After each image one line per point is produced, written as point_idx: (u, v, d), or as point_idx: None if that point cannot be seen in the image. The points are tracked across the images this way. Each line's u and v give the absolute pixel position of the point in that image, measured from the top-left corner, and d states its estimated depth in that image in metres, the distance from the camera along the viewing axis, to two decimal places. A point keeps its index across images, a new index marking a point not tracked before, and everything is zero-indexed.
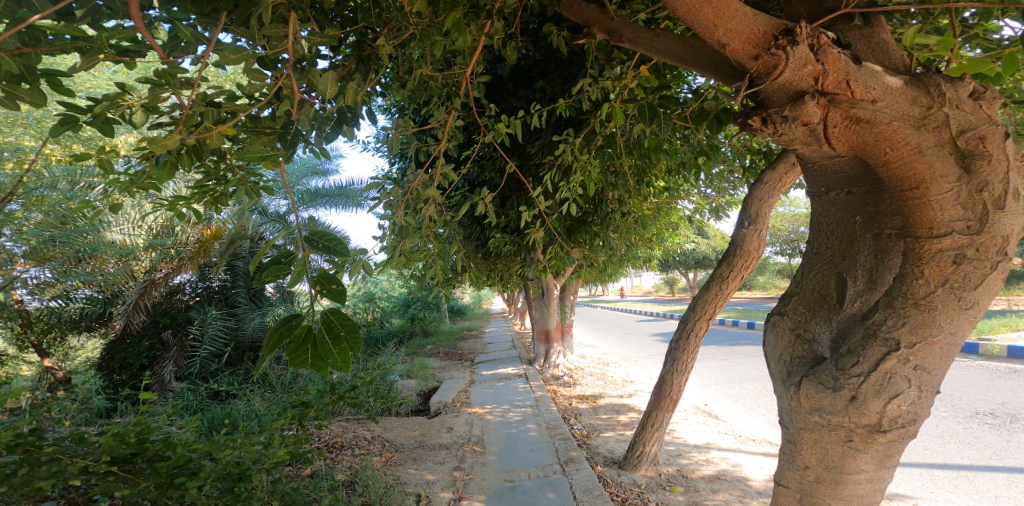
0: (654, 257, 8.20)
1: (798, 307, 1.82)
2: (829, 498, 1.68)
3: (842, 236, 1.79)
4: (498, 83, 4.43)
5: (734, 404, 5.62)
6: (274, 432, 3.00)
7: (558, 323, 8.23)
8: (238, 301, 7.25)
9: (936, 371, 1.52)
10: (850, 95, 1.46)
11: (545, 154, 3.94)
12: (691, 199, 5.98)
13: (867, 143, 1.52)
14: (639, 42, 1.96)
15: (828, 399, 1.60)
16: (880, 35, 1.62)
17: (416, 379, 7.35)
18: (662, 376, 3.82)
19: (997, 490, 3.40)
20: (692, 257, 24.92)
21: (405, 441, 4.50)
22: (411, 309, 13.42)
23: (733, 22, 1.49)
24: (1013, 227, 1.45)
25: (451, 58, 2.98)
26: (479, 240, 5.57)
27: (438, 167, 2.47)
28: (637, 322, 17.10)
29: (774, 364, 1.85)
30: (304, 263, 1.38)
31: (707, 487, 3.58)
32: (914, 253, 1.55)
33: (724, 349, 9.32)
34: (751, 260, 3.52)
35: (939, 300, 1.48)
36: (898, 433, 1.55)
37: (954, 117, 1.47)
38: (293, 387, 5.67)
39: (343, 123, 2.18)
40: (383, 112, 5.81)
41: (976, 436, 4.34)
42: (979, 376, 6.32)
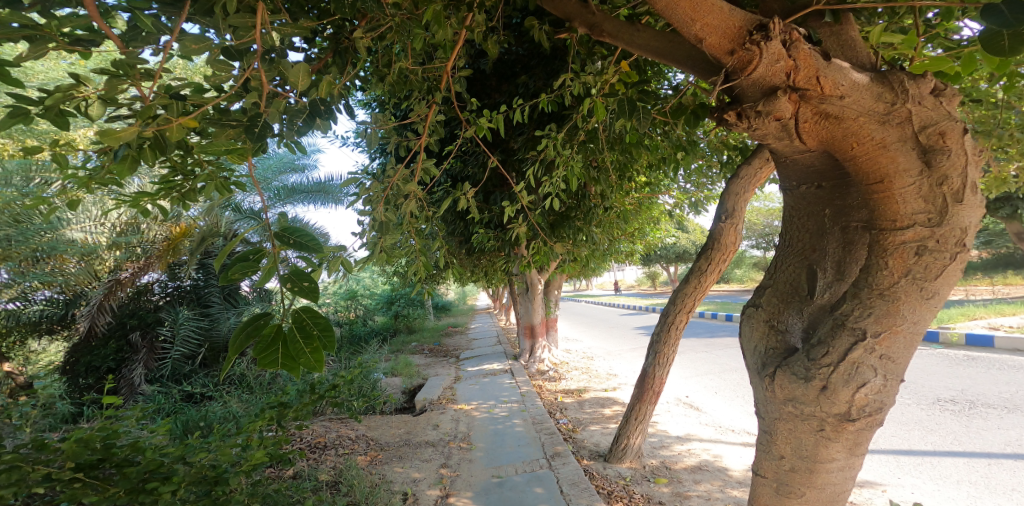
0: (637, 251, 8.26)
1: (772, 299, 1.85)
2: (804, 487, 1.72)
3: (813, 229, 1.83)
4: (480, 78, 4.41)
5: (715, 395, 5.70)
6: (251, 434, 2.96)
7: (542, 318, 8.27)
8: (211, 301, 7.29)
9: (900, 359, 1.57)
10: (819, 91, 1.48)
11: (528, 149, 3.94)
12: (671, 194, 6.06)
13: (835, 138, 1.55)
14: (620, 36, 1.99)
15: (800, 389, 1.64)
16: (849, 33, 1.65)
17: (400, 377, 7.33)
18: (645, 369, 3.87)
19: (960, 474, 3.52)
20: (672, 251, 25.26)
21: (390, 440, 4.48)
22: (395, 306, 13.37)
23: (711, 16, 1.50)
24: (969, 219, 1.50)
25: (433, 52, 2.95)
26: (462, 236, 5.55)
27: (419, 163, 2.45)
28: (620, 316, 17.30)
29: (749, 356, 1.88)
30: (275, 260, 1.37)
31: (690, 478, 3.64)
32: (879, 245, 1.59)
33: (704, 341, 9.48)
34: (729, 253, 3.56)
35: (902, 290, 1.53)
36: (866, 421, 1.60)
37: (917, 113, 1.50)
38: (273, 387, 5.61)
39: (316, 117, 2.10)
40: (363, 106, 5.74)
41: (939, 422, 4.49)
42: (942, 363, 6.56)
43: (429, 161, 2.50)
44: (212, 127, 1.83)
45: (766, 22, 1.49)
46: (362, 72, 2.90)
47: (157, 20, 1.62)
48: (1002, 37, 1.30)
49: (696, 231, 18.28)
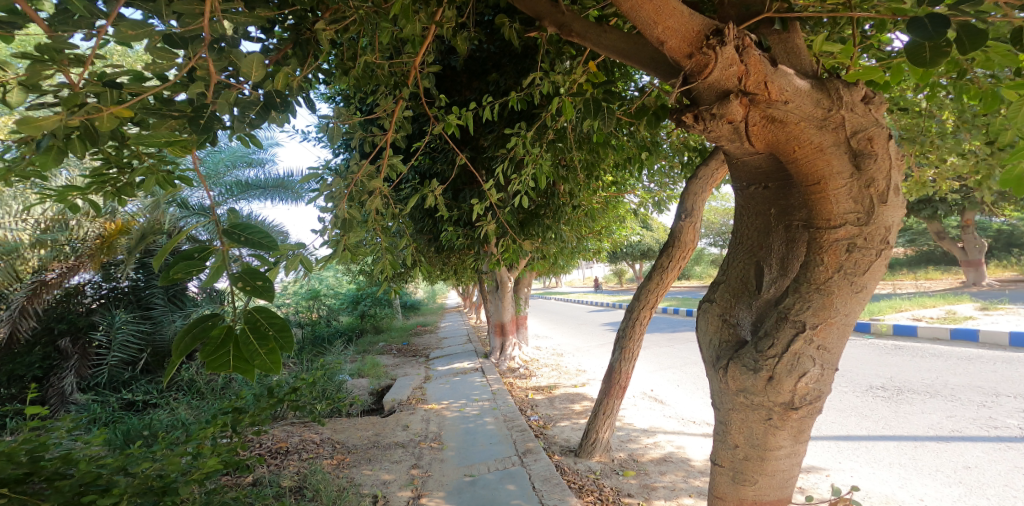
0: (603, 249, 8.38)
1: (725, 293, 1.92)
2: (756, 474, 1.79)
3: (760, 227, 1.90)
4: (450, 74, 4.39)
5: (678, 388, 5.84)
6: (202, 441, 2.88)
7: (512, 316, 8.30)
8: (154, 303, 7.01)
9: (835, 350, 1.66)
10: (767, 96, 1.53)
11: (498, 147, 3.94)
12: (636, 193, 6.16)
13: (779, 141, 1.61)
14: (588, 37, 2.01)
15: (750, 380, 1.70)
16: (795, 40, 1.73)
17: (368, 378, 7.26)
18: (611, 365, 3.95)
19: (889, 457, 3.73)
20: (637, 248, 25.72)
21: (358, 442, 4.44)
22: (360, 306, 13.23)
23: (671, 20, 1.54)
24: (893, 218, 1.59)
25: (402, 47, 2.92)
26: (431, 234, 5.53)
27: (384, 159, 2.43)
28: (586, 313, 17.55)
29: (705, 350, 1.94)
30: (223, 259, 1.32)
31: (656, 470, 3.72)
32: (816, 242, 1.67)
33: (668, 336, 9.72)
34: (688, 250, 3.65)
35: (835, 285, 1.62)
36: (808, 409, 1.67)
37: (849, 119, 1.59)
38: (227, 392, 5.45)
39: (271, 109, 2.05)
40: (326, 100, 5.62)
41: (871, 408, 4.73)
42: (871, 353, 6.89)
43: (396, 159, 2.48)
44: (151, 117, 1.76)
45: (722, 28, 1.54)
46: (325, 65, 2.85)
47: (91, 4, 1.56)
48: (924, 49, 1.38)
49: (658, 229, 18.53)
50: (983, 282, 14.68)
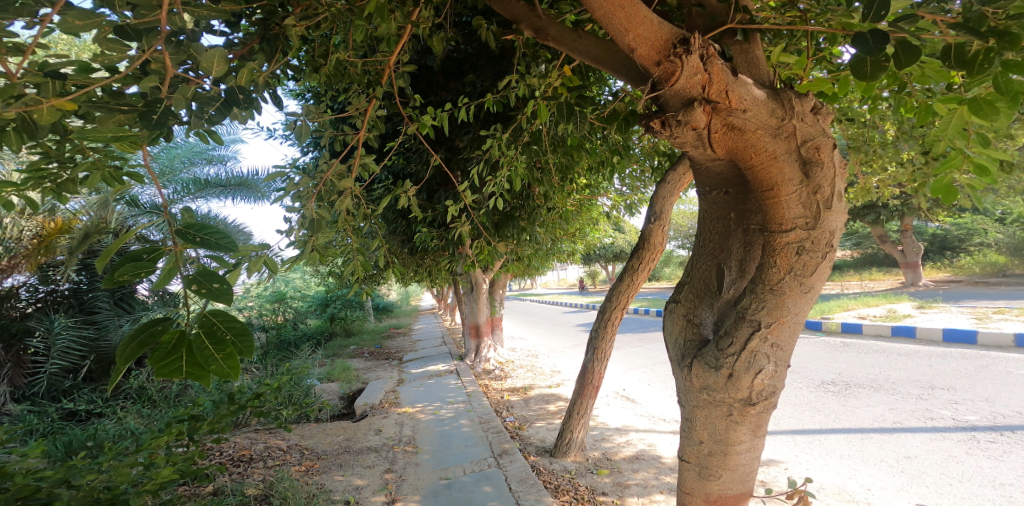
0: (578, 250, 8.43)
1: (689, 294, 1.97)
2: (719, 468, 1.85)
3: (721, 230, 1.95)
4: (426, 74, 4.37)
5: (650, 387, 5.93)
6: (154, 450, 2.79)
7: (487, 317, 8.31)
8: (98, 308, 6.79)
9: (788, 347, 1.74)
10: (728, 105, 1.58)
11: (473, 148, 3.94)
12: (608, 196, 6.24)
13: (737, 148, 1.66)
14: (564, 42, 2.03)
15: (712, 377, 1.76)
16: (756, 51, 1.78)
17: (338, 382, 7.16)
18: (584, 365, 4.00)
19: (839, 449, 3.86)
20: (610, 250, 26.00)
21: (327, 448, 4.38)
22: (330, 308, 13.07)
23: (642, 27, 1.58)
24: (837, 223, 1.68)
25: (376, 45, 2.89)
26: (404, 235, 5.50)
27: (356, 158, 2.39)
28: (560, 314, 17.67)
29: (671, 349, 1.99)
30: (175, 259, 1.31)
31: (629, 468, 3.78)
32: (770, 246, 1.73)
33: (639, 336, 9.85)
34: (657, 252, 3.72)
35: (787, 286, 1.69)
36: (764, 404, 1.74)
37: (802, 128, 1.66)
38: (181, 400, 5.28)
39: (232, 105, 1.99)
40: (295, 97, 5.53)
41: (823, 402, 4.89)
42: (821, 350, 7.11)
43: (368, 158, 2.46)
44: (97, 112, 1.68)
45: (689, 37, 1.58)
46: (296, 61, 2.80)
47: None
48: (865, 63, 1.46)
49: (629, 231, 18.73)
50: (922, 282, 15.35)
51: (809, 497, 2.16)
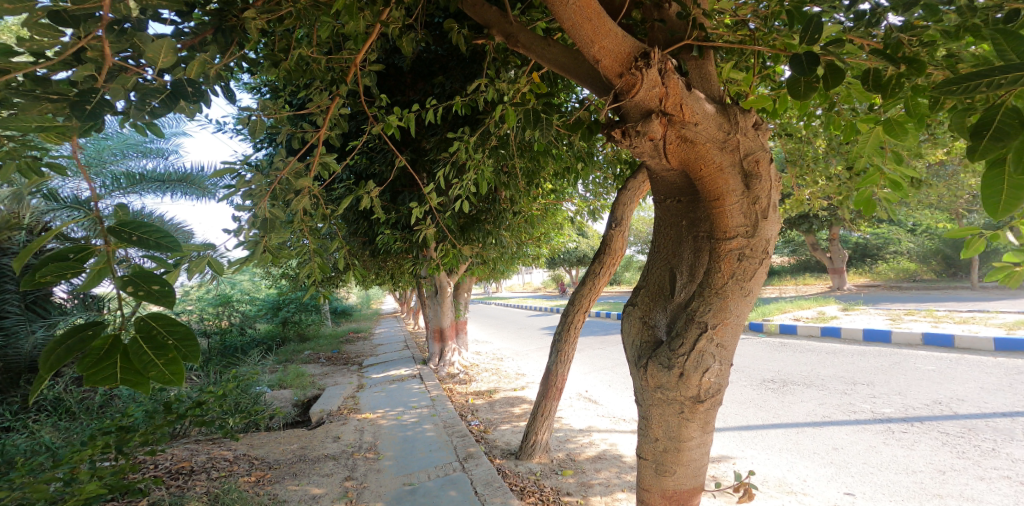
0: (543, 254, 8.51)
1: (644, 297, 2.03)
2: (673, 463, 1.92)
3: (673, 237, 2.03)
4: (395, 74, 4.34)
5: (611, 389, 6.03)
6: (77, 465, 2.64)
7: (451, 321, 8.29)
8: (6, 312, 5.92)
9: (731, 347, 1.83)
10: (681, 117, 1.65)
11: (440, 151, 3.94)
12: (572, 201, 6.33)
13: (688, 159, 1.73)
14: (533, 49, 2.05)
15: (665, 376, 1.82)
16: (708, 68, 1.87)
17: (291, 389, 7.00)
18: (548, 367, 4.05)
19: (777, 443, 4.04)
20: (574, 254, 26.35)
21: (281, 457, 4.27)
22: (282, 312, 12.76)
23: (607, 40, 1.63)
24: (772, 232, 1.79)
25: (343, 42, 2.85)
26: (365, 237, 5.42)
27: (315, 156, 2.31)
28: (523, 317, 17.78)
29: (628, 350, 2.05)
30: (105, 260, 1.26)
31: (592, 467, 3.84)
32: (717, 252, 1.82)
33: (600, 338, 10.02)
34: (618, 257, 3.81)
35: (730, 289, 1.78)
36: (712, 401, 1.82)
37: (746, 142, 1.74)
38: (104, 412, 5.02)
39: (180, 99, 1.84)
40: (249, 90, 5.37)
41: (763, 399, 5.11)
42: (762, 350, 7.39)
43: (329, 158, 2.37)
44: (20, 99, 1.58)
45: (649, 52, 1.64)
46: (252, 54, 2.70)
47: None
48: (799, 83, 1.55)
49: (591, 236, 18.99)
50: (844, 286, 16.38)
51: (753, 490, 2.32)
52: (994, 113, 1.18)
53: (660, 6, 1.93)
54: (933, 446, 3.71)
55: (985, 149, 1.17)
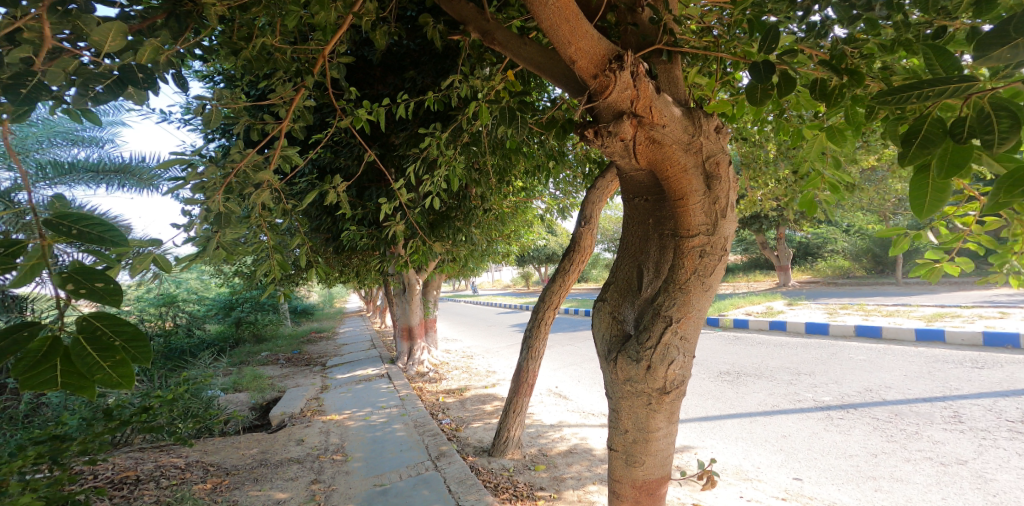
0: (513, 252, 8.54)
1: (614, 293, 2.07)
2: (642, 453, 1.96)
3: (640, 234, 2.08)
4: (364, 67, 4.27)
5: (580, 385, 6.10)
6: (8, 477, 2.53)
7: (420, 319, 8.24)
8: None
9: (694, 340, 1.89)
10: (651, 119, 1.68)
11: (410, 146, 3.92)
12: (543, 199, 6.37)
13: (656, 159, 1.77)
14: (509, 47, 2.06)
15: (633, 369, 1.87)
16: (676, 72, 1.92)
17: (248, 392, 6.84)
18: (519, 364, 4.08)
19: (734, 432, 4.17)
20: (542, 252, 26.53)
21: (240, 462, 4.17)
22: (235, 312, 12.37)
23: (583, 41, 1.65)
24: (729, 230, 1.87)
25: (310, 33, 2.78)
26: (328, 233, 5.33)
27: (275, 149, 2.20)
28: (490, 315, 17.83)
29: (598, 344, 2.09)
30: (41, 256, 1.19)
31: (563, 462, 3.89)
32: (680, 250, 1.88)
33: (569, 334, 10.13)
34: (587, 254, 3.87)
35: (692, 285, 1.85)
36: (677, 392, 1.88)
37: (710, 144, 1.79)
38: (36, 420, 4.73)
39: (127, 84, 1.76)
40: (201, 78, 5.17)
41: (720, 391, 5.25)
42: (720, 343, 7.61)
43: (291, 151, 2.27)
44: None
45: (622, 55, 1.66)
46: (209, 42, 2.59)
47: None
48: (757, 90, 1.62)
49: (558, 234, 19.12)
50: (789, 282, 17.06)
51: (715, 477, 2.45)
52: (920, 122, 1.22)
53: (634, 10, 1.98)
54: (867, 431, 3.92)
55: (914, 155, 1.21)
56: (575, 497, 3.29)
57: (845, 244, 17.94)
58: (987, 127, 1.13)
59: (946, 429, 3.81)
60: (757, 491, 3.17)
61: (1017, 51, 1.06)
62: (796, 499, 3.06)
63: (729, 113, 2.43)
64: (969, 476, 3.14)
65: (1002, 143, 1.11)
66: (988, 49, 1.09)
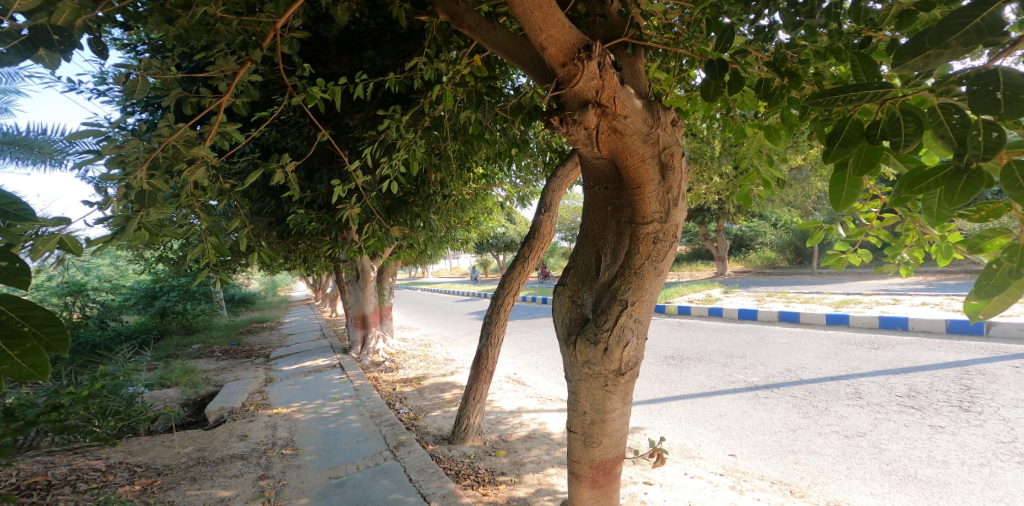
0: (471, 239, 8.51)
1: (572, 278, 2.12)
2: (599, 433, 2.03)
3: (599, 222, 2.13)
4: (318, 44, 4.14)
5: (538, 371, 6.19)
6: None
7: (374, 307, 8.14)
8: None
9: (647, 323, 1.96)
10: (614, 109, 1.70)
11: (366, 128, 3.83)
12: (503, 187, 6.37)
13: (616, 149, 1.80)
14: (479, 31, 2.04)
15: (591, 352, 1.92)
16: (638, 65, 1.96)
17: (180, 387, 6.55)
18: (479, 351, 4.10)
19: (678, 413, 4.34)
20: (501, 239, 26.64)
21: (173, 461, 4.03)
22: (159, 301, 11.67)
23: (554, 29, 1.66)
24: (679, 218, 1.94)
25: (259, 5, 2.64)
26: (273, 217, 5.15)
27: (213, 123, 2.03)
28: (445, 303, 17.76)
29: (557, 328, 2.13)
30: None
31: (523, 446, 3.97)
32: (635, 236, 1.94)
33: (526, 321, 10.22)
34: (545, 242, 3.93)
35: (647, 270, 1.91)
36: (631, 373, 1.95)
37: (666, 135, 1.85)
38: None
39: (44, 48, 1.59)
40: (119, 45, 4.77)
41: (666, 374, 5.44)
42: (666, 328, 7.88)
43: (230, 127, 2.11)
44: None
45: (591, 45, 1.69)
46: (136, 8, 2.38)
47: None
48: (710, 87, 1.69)
49: (517, 222, 19.20)
50: (724, 271, 17.81)
51: (664, 455, 2.60)
52: (842, 123, 1.30)
53: (602, 2, 2.02)
54: (787, 408, 4.18)
55: (835, 154, 1.30)
56: (536, 480, 3.37)
57: (770, 237, 18.72)
58: (896, 130, 1.23)
59: (850, 404, 4.12)
60: (699, 468, 3.32)
61: (928, 62, 1.10)
62: (732, 474, 3.23)
63: (681, 110, 2.53)
64: (868, 447, 3.40)
65: (907, 145, 1.20)
66: (904, 59, 1.13)
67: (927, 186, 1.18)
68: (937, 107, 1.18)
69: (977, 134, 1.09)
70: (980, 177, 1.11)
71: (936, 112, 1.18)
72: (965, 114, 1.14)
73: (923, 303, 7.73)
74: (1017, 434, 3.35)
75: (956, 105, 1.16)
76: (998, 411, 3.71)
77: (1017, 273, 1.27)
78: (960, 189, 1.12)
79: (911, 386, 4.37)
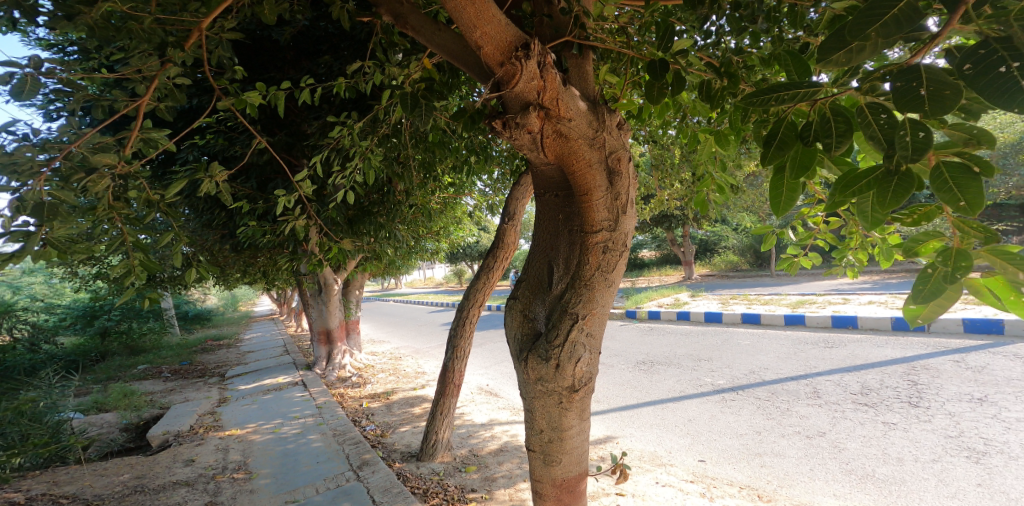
0: (442, 249, 8.44)
1: (525, 291, 2.09)
2: (557, 452, 1.99)
3: (551, 230, 2.10)
4: (274, 48, 4.06)
5: (510, 382, 6.13)
6: None
7: (339, 321, 7.98)
8: None
9: (599, 336, 1.95)
10: (557, 112, 1.68)
11: (325, 135, 3.77)
12: (471, 195, 6.34)
13: (562, 154, 1.78)
14: (423, 32, 2.00)
15: (543, 368, 1.90)
16: (586, 66, 1.95)
17: (125, 412, 6.29)
18: (445, 364, 4.03)
19: (649, 419, 4.33)
20: (474, 248, 26.61)
21: (114, 490, 3.85)
22: (97, 322, 11.33)
23: (490, 26, 1.63)
24: (629, 226, 1.93)
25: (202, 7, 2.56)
26: (224, 231, 5.01)
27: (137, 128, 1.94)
28: (416, 314, 17.59)
29: (510, 344, 2.10)
30: None
31: (494, 461, 3.90)
32: (584, 245, 1.92)
33: (499, 331, 10.17)
34: (510, 251, 3.89)
35: (597, 281, 1.90)
36: (585, 389, 1.93)
37: (611, 141, 1.84)
38: None
39: None
40: (47, 47, 4.55)
41: (637, 380, 5.44)
42: (638, 334, 7.91)
43: (157, 133, 2.02)
44: None
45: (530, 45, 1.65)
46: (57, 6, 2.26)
47: None
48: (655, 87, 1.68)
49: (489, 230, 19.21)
50: (692, 275, 18.11)
51: (628, 469, 2.55)
52: (777, 125, 1.31)
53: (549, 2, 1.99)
54: (752, 410, 4.20)
55: (772, 156, 1.31)
56: (506, 496, 3.31)
57: (734, 242, 19.10)
58: (828, 131, 1.23)
59: (810, 404, 4.17)
60: (670, 476, 3.31)
61: (851, 56, 1.12)
62: (702, 480, 3.22)
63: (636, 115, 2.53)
64: (828, 447, 3.44)
65: (839, 146, 1.20)
66: (828, 54, 1.14)
67: (859, 189, 1.19)
68: (865, 108, 1.18)
69: (904, 134, 1.08)
70: (910, 180, 1.10)
71: (863, 111, 1.18)
72: (892, 114, 1.14)
73: (874, 301, 7.97)
74: (964, 428, 3.42)
75: (883, 105, 1.16)
76: (945, 406, 3.79)
77: (951, 278, 1.26)
78: (892, 191, 1.12)
79: (864, 383, 4.44)
